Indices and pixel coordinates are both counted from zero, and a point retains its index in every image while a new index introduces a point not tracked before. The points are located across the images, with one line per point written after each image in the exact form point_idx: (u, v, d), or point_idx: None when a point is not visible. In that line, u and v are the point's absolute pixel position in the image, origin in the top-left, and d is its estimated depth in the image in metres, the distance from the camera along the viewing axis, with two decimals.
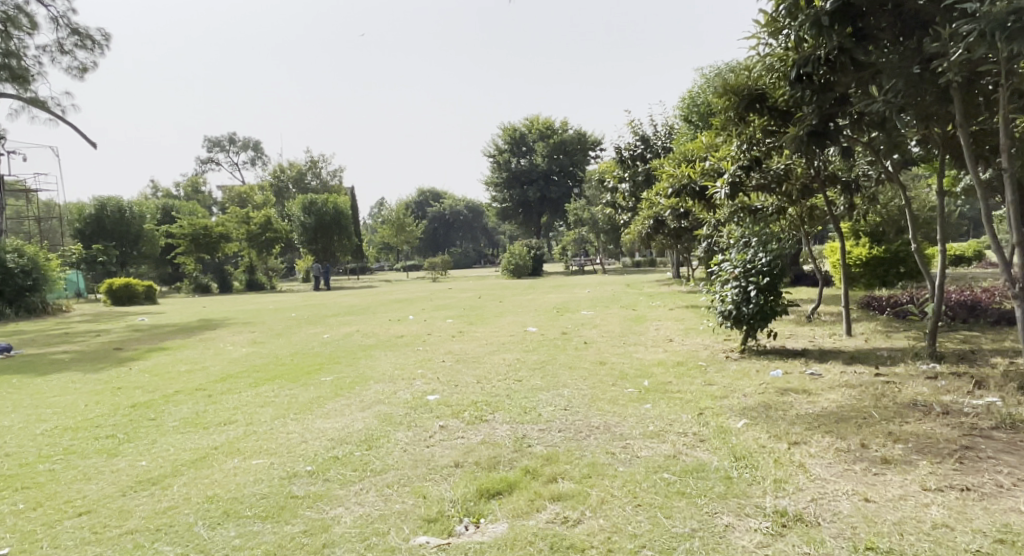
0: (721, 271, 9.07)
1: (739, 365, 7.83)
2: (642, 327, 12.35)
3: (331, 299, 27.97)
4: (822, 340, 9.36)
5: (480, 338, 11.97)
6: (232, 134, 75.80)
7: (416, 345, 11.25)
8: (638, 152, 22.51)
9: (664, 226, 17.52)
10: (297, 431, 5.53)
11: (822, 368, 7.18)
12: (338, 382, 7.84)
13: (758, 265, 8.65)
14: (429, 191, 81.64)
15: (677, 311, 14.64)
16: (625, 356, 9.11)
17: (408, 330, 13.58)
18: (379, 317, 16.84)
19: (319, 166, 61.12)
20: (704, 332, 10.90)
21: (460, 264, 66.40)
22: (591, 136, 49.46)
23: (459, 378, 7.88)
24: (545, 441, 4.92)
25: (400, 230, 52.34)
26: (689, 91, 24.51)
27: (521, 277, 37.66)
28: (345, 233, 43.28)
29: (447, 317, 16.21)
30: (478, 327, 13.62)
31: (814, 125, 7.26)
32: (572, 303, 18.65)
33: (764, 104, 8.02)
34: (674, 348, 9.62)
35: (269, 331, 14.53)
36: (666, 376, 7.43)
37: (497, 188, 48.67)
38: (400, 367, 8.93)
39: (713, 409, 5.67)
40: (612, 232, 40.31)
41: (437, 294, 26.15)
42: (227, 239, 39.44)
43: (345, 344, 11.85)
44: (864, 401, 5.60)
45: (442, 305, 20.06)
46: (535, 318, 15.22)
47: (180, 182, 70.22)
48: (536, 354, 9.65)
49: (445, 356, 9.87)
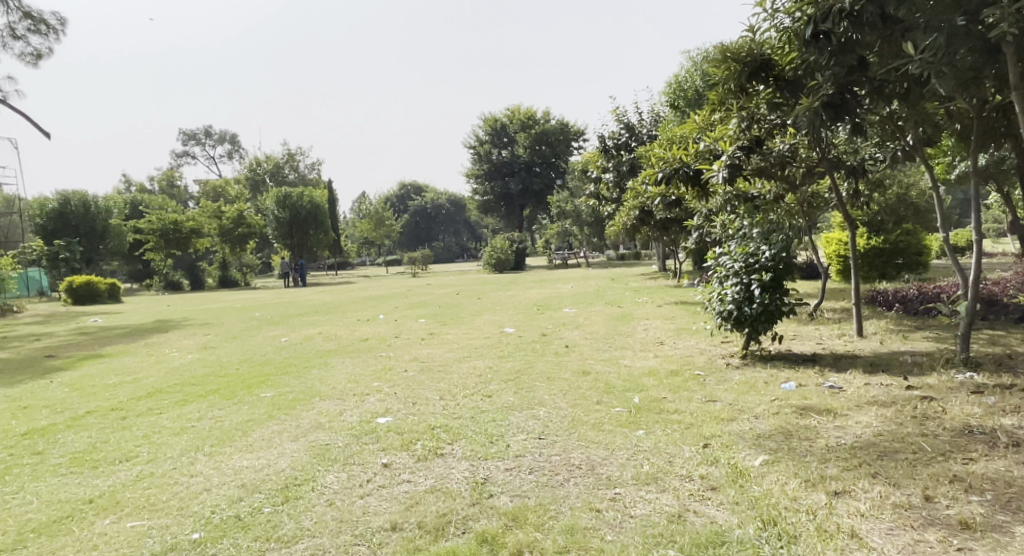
0: (719, 266, 8.02)
1: (743, 375, 6.81)
2: (629, 327, 11.29)
3: (304, 296, 26.72)
4: (832, 343, 8.36)
5: (453, 341, 10.87)
6: (207, 126, 73.83)
7: (380, 351, 10.12)
8: (623, 140, 21.49)
9: (651, 218, 16.48)
10: (203, 473, 4.33)
11: (843, 379, 6.16)
12: (278, 400, 6.63)
13: (762, 259, 7.59)
14: (411, 184, 80.19)
15: (666, 308, 13.62)
16: (613, 364, 8.04)
17: (375, 332, 12.45)
18: (348, 317, 15.69)
19: (296, 158, 59.62)
20: (698, 334, 9.86)
21: (442, 258, 65.18)
22: (574, 126, 48.33)
23: (422, 394, 6.77)
24: (512, 488, 3.87)
25: (380, 224, 51.10)
26: (674, 77, 23.55)
27: (503, 271, 36.58)
28: (322, 228, 41.89)
29: (420, 316, 15.08)
30: (451, 328, 12.54)
31: (830, 96, 6.33)
32: (555, 299, 17.60)
33: (771, 73, 7.04)
34: (666, 353, 8.56)
35: (225, 334, 13.33)
36: (660, 391, 6.38)
37: (478, 179, 47.66)
38: (355, 378, 7.79)
39: (722, 438, 4.61)
40: (595, 225, 39.30)
41: (415, 290, 25.00)
42: (198, 234, 38.01)
43: (304, 349, 10.71)
44: (905, 425, 4.60)
45: (418, 302, 18.93)
46: (514, 316, 14.13)
47: (154, 177, 68.42)
48: (513, 362, 8.55)
49: (411, 364, 8.76)
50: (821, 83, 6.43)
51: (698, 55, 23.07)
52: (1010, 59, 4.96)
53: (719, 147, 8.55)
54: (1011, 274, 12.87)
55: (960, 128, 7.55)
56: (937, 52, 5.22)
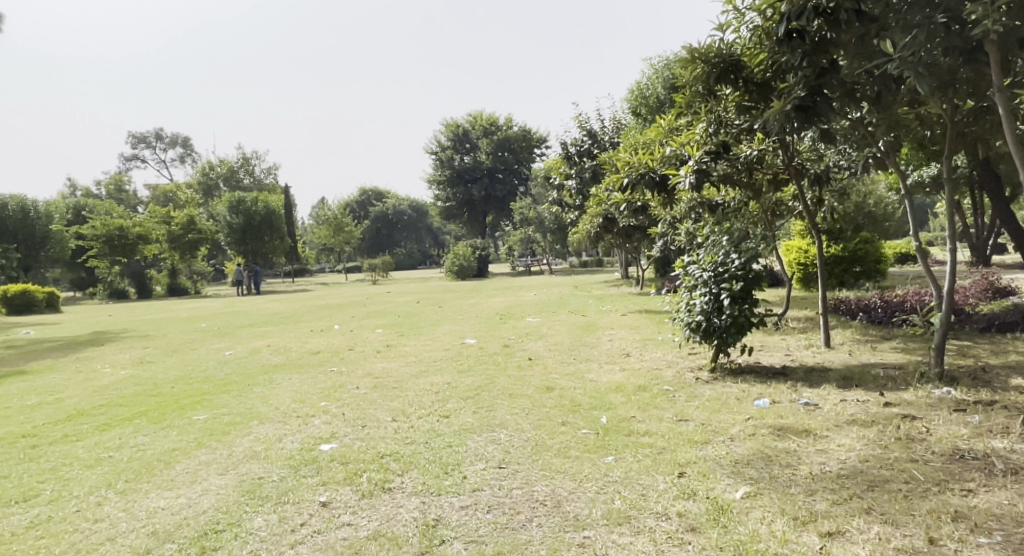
0: (686, 275, 7.68)
1: (713, 390, 6.46)
2: (593, 337, 10.91)
3: (257, 304, 25.83)
4: (801, 355, 8.08)
5: (409, 354, 10.34)
6: (159, 128, 71.82)
7: (331, 365, 9.54)
8: (585, 147, 21.20)
9: (613, 225, 16.23)
10: (110, 517, 3.77)
11: (818, 395, 5.84)
12: (211, 424, 6.05)
13: (731, 268, 7.27)
14: (371, 189, 79.10)
15: (630, 317, 13.29)
16: (577, 379, 7.63)
17: (328, 344, 11.84)
18: (300, 328, 15.00)
19: (252, 163, 58.25)
20: (664, 345, 9.52)
21: (403, 265, 64.30)
22: (536, 133, 48.15)
23: (372, 415, 6.25)
24: (466, 533, 3.43)
25: (338, 230, 49.99)
26: (637, 83, 23.40)
27: (465, 278, 35.95)
28: (277, 234, 40.81)
29: (377, 327, 14.51)
30: (409, 340, 12.00)
31: (803, 98, 6.04)
32: (517, 308, 17.17)
33: (740, 75, 6.74)
34: (632, 366, 8.19)
35: (167, 348, 12.56)
36: (628, 409, 5.98)
37: (440, 186, 46.73)
38: (299, 397, 7.22)
39: (697, 465, 4.22)
40: (558, 232, 39.08)
41: (373, 298, 24.32)
42: (146, 241, 36.58)
43: (249, 364, 10.06)
44: (891, 449, 4.27)
45: (375, 312, 18.28)
46: (475, 326, 13.67)
47: (102, 181, 66.10)
48: (472, 377, 8.07)
49: (363, 379, 8.22)
50: (793, 85, 6.15)
51: (660, 62, 22.99)
52: (993, 59, 4.70)
53: (685, 152, 8.25)
54: (970, 282, 12.84)
55: (931, 133, 7.35)
56: (916, 51, 4.94)
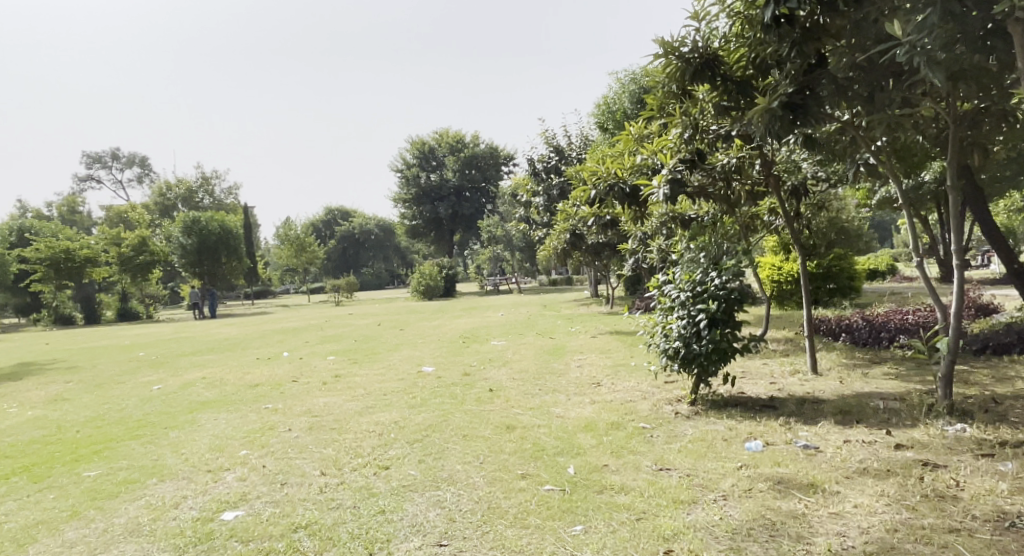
0: (663, 296, 6.89)
1: (696, 429, 5.64)
2: (561, 363, 10.03)
3: (209, 329, 24.51)
4: (788, 383, 7.30)
5: (358, 385, 9.36)
6: (116, 148, 69.80)
7: (268, 400, 8.55)
8: (552, 163, 20.53)
9: (582, 242, 15.53)
10: None
11: (817, 434, 5.04)
12: (98, 486, 5.09)
13: (711, 287, 6.48)
14: (337, 209, 77.54)
15: (600, 340, 12.49)
16: (540, 415, 6.74)
17: (270, 375, 10.79)
18: (247, 356, 13.92)
19: (211, 182, 56.64)
20: (637, 373, 8.68)
21: (369, 285, 63.05)
22: (503, 150, 47.52)
23: (299, 467, 5.31)
24: None
25: (301, 250, 48.63)
26: (604, 97, 22.86)
27: (431, 298, 34.94)
28: (234, 254, 39.38)
29: (329, 353, 13.49)
30: (362, 368, 11.03)
31: (791, 94, 5.30)
32: (482, 330, 16.27)
33: (717, 71, 5.97)
34: (603, 398, 7.34)
35: (91, 383, 11.39)
36: (597, 454, 5.12)
37: (406, 205, 45.58)
38: (216, 443, 6.23)
39: (683, 542, 3.39)
40: (526, 249, 38.36)
41: (333, 321, 23.30)
42: (95, 263, 34.97)
43: (178, 400, 9.03)
44: (919, 516, 3.47)
45: (331, 336, 17.26)
46: (435, 351, 12.72)
47: (55, 202, 63.99)
48: (423, 413, 7.13)
49: (298, 418, 7.23)
50: (779, 81, 5.45)
51: (627, 77, 22.49)
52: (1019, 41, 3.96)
53: (659, 160, 7.53)
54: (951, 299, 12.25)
55: (925, 137, 6.67)
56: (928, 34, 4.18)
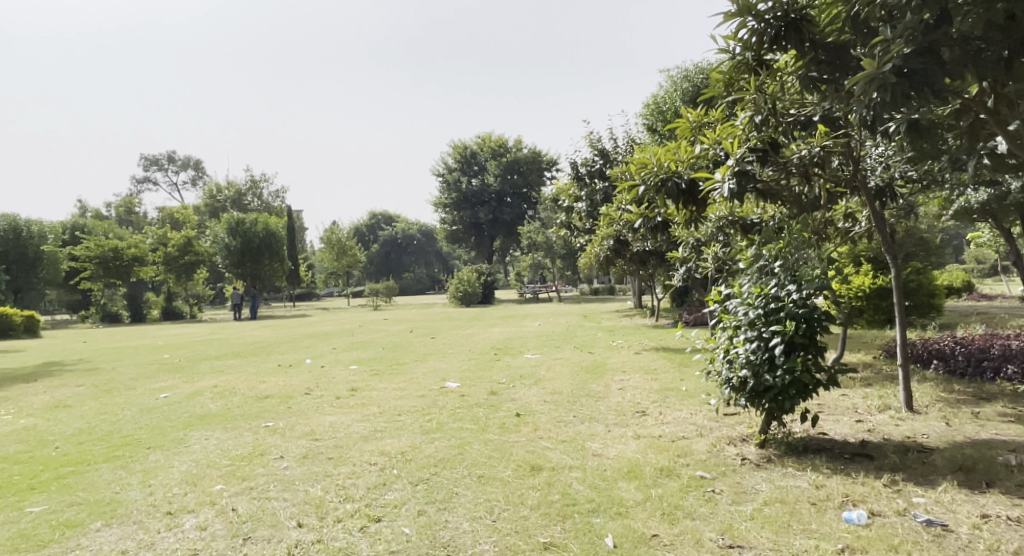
0: (726, 313, 5.72)
1: (772, 484, 4.48)
2: (601, 384, 8.91)
3: (242, 332, 23.96)
4: (879, 424, 6.05)
5: (374, 401, 8.40)
6: (171, 151, 71.33)
7: (271, 417, 7.63)
8: (597, 168, 19.48)
9: (626, 249, 14.39)
10: None
11: (941, 505, 3.85)
12: (34, 528, 4.22)
13: (788, 304, 5.28)
14: (381, 213, 77.64)
15: (645, 357, 11.33)
16: (575, 453, 5.65)
17: (284, 386, 9.92)
18: (268, 362, 13.16)
19: (259, 185, 56.97)
20: (691, 400, 7.49)
21: (411, 290, 62.91)
22: (547, 155, 46.59)
23: (275, 512, 4.38)
24: None
25: (342, 254, 48.37)
26: (653, 98, 21.71)
27: (470, 305, 34.09)
28: (277, 256, 39.21)
29: (352, 362, 12.62)
30: (382, 381, 10.11)
31: (908, 58, 4.14)
32: (518, 341, 15.24)
33: (806, 34, 4.83)
34: (652, 433, 6.20)
35: (100, 388, 10.69)
36: (645, 517, 4.03)
37: (447, 209, 45.00)
38: (193, 472, 5.34)
39: None
40: (568, 257, 37.25)
41: (367, 327, 22.56)
42: (141, 262, 35.17)
43: (177, 412, 8.20)
44: None
45: (361, 343, 16.44)
46: (463, 363, 11.74)
47: (111, 203, 65.62)
48: (438, 442, 6.10)
49: (296, 441, 6.29)
50: (891, 39, 4.29)
51: (677, 76, 21.37)
52: None
53: (723, 151, 6.42)
54: None
55: None
56: None
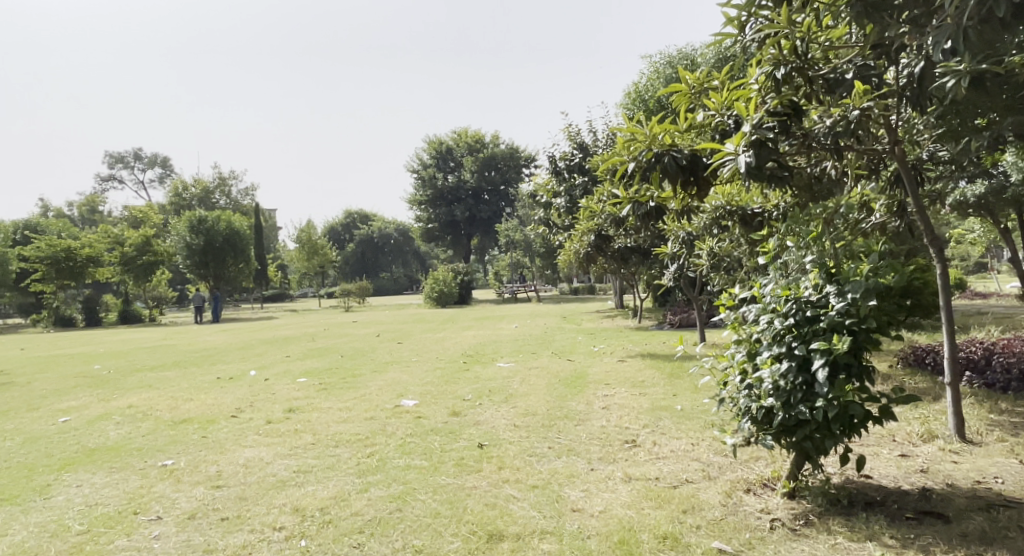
0: (743, 322, 4.44)
1: None
2: (581, 401, 7.62)
3: (197, 337, 22.18)
4: (930, 461, 4.83)
5: (310, 427, 6.98)
6: (138, 148, 68.83)
7: (175, 449, 6.18)
8: (576, 161, 18.25)
9: (607, 244, 13.15)
10: None
11: None
12: None
13: (829, 311, 4.03)
14: (356, 212, 75.89)
15: (631, 366, 10.06)
16: (549, 508, 4.32)
17: (211, 405, 8.45)
18: (208, 374, 11.64)
19: (228, 182, 54.99)
20: (688, 425, 6.21)
21: (387, 290, 61.38)
22: (525, 151, 45.31)
23: None
24: None
25: (313, 253, 46.54)
26: (635, 86, 20.52)
27: (446, 306, 32.69)
28: (242, 256, 37.41)
29: (300, 374, 11.15)
30: (327, 398, 8.70)
31: None
32: (490, 346, 13.91)
33: None
34: (648, 473, 4.90)
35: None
36: None
37: (421, 206, 43.52)
38: (29, 546, 3.92)
39: None
40: (546, 256, 36.08)
41: (331, 330, 21.04)
42: (97, 263, 33.15)
43: (64, 442, 6.67)
44: None
45: (319, 349, 14.96)
46: (425, 375, 10.36)
47: (74, 202, 62.97)
48: (375, 489, 4.75)
49: (192, 490, 4.89)
50: None
51: (662, 62, 20.24)
52: None
53: (733, 117, 5.17)
54: None
55: None
56: None
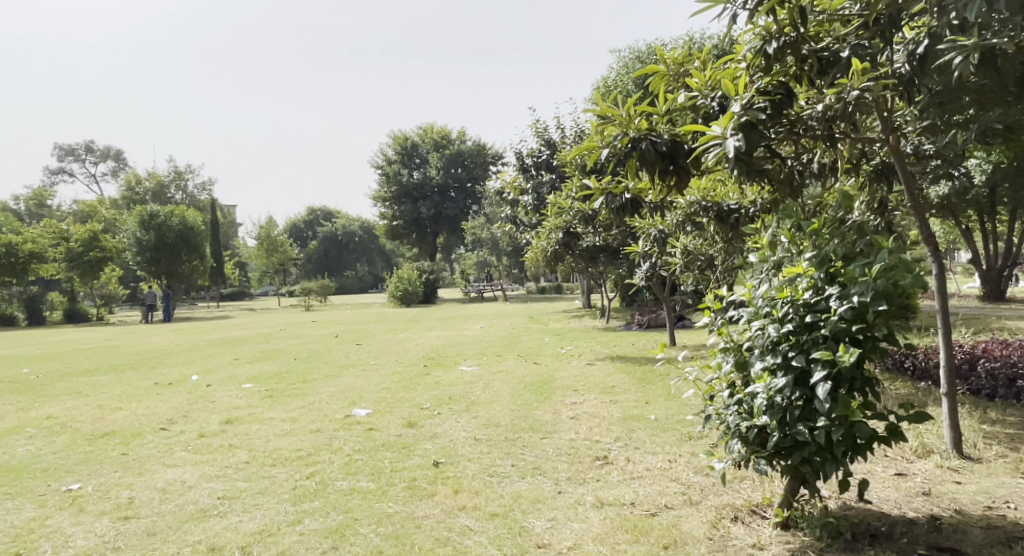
0: (731, 327, 3.90)
1: None
2: (548, 409, 7.04)
3: (145, 337, 21.03)
4: (931, 482, 4.36)
5: (247, 442, 6.28)
6: (90, 140, 66.43)
7: (87, 470, 5.43)
8: (544, 156, 17.72)
9: (575, 242, 12.63)
10: None
11: None
12: None
13: (832, 316, 3.51)
14: (319, 209, 74.41)
15: (600, 370, 9.53)
16: (510, 543, 3.73)
17: (142, 416, 7.66)
18: (146, 380, 10.77)
19: (184, 177, 53.28)
20: (665, 438, 5.67)
21: (350, 289, 60.11)
22: (492, 148, 44.68)
23: None
24: None
25: (273, 250, 45.14)
26: (604, 82, 20.06)
27: (410, 305, 31.85)
28: (196, 252, 36.06)
29: (247, 379, 10.37)
30: (272, 407, 7.98)
31: None
32: (453, 348, 13.27)
33: None
34: (622, 498, 4.34)
35: None
36: None
37: (385, 203, 42.52)
38: None
39: None
40: (513, 254, 35.50)
41: (287, 331, 20.11)
42: (41, 260, 31.51)
43: None
44: None
45: (272, 352, 14.14)
46: (382, 380, 9.70)
47: (21, 196, 60.41)
48: (309, 521, 4.12)
49: (94, 522, 4.20)
50: None
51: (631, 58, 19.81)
52: None
53: (717, 99, 4.65)
54: None
55: None
56: None
